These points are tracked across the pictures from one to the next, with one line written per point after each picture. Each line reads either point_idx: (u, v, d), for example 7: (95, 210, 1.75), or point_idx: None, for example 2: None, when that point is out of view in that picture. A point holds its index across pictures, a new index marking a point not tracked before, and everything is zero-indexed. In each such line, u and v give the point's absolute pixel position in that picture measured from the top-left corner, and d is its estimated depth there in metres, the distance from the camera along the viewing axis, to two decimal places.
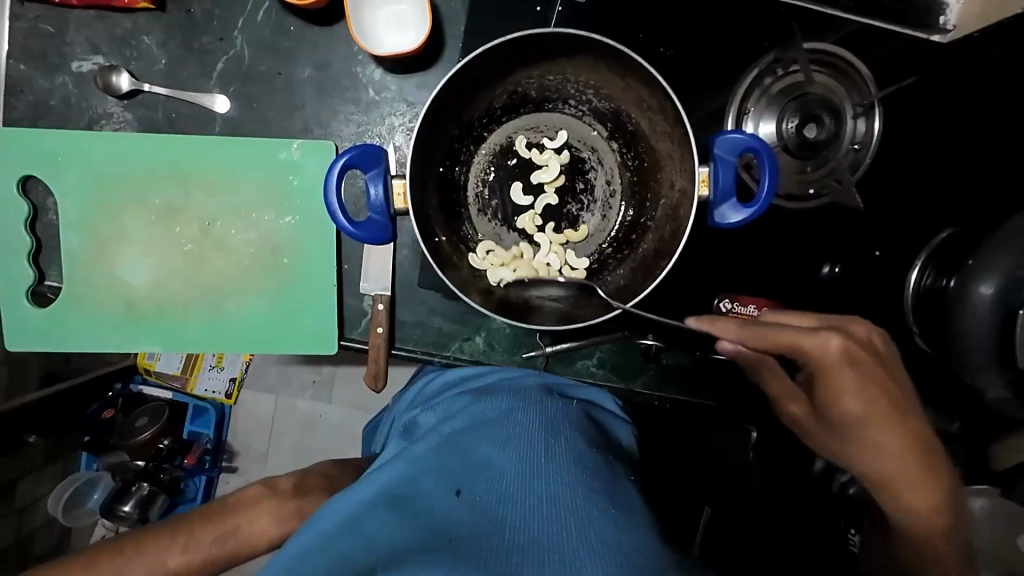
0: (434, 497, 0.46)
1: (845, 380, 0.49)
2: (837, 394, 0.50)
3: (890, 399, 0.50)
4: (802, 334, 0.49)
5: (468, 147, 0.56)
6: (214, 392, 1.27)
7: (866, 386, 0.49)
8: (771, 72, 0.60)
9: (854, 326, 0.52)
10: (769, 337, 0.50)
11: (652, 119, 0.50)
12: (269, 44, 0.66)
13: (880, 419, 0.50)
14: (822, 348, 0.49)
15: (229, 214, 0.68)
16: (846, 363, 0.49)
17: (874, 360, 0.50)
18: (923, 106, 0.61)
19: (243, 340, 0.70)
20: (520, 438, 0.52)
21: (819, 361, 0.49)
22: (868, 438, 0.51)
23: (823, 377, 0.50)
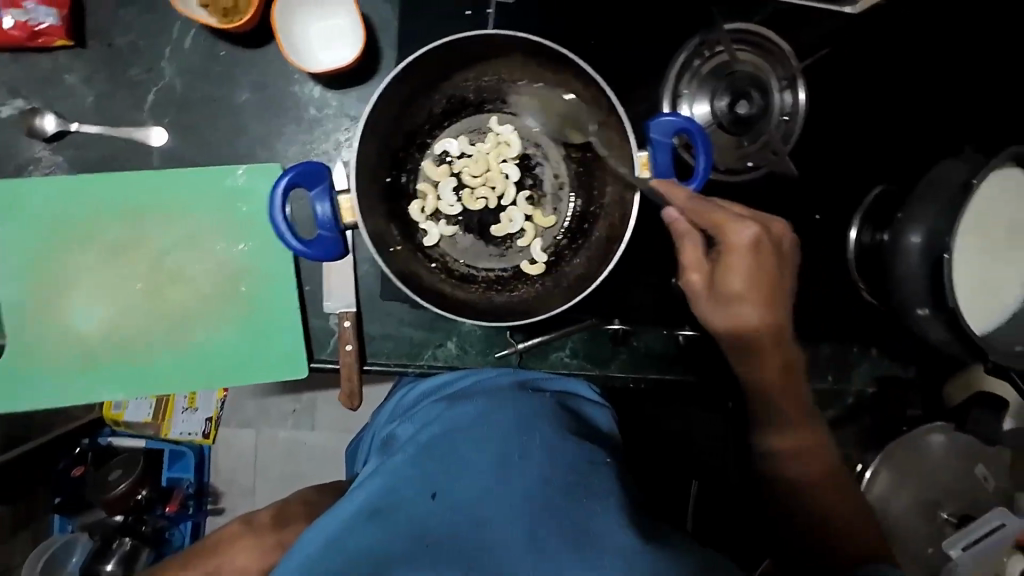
0: (414, 506, 0.45)
1: (745, 261, 0.49)
2: (732, 268, 0.49)
3: (775, 283, 0.51)
4: (732, 219, 0.49)
5: (413, 155, 0.56)
6: (190, 434, 1.23)
7: (762, 273, 0.50)
8: (698, 55, 0.62)
9: (774, 223, 0.51)
10: (702, 217, 0.48)
11: (589, 109, 0.51)
12: (200, 71, 0.64)
13: (769, 299, 0.51)
14: (743, 232, 0.48)
15: (181, 246, 0.67)
16: (753, 250, 0.49)
17: (781, 257, 0.50)
18: (841, 74, 0.65)
19: (211, 374, 0.68)
20: (491, 431, 0.51)
21: (730, 248, 0.49)
22: (747, 310, 0.51)
23: (724, 261, 0.49)
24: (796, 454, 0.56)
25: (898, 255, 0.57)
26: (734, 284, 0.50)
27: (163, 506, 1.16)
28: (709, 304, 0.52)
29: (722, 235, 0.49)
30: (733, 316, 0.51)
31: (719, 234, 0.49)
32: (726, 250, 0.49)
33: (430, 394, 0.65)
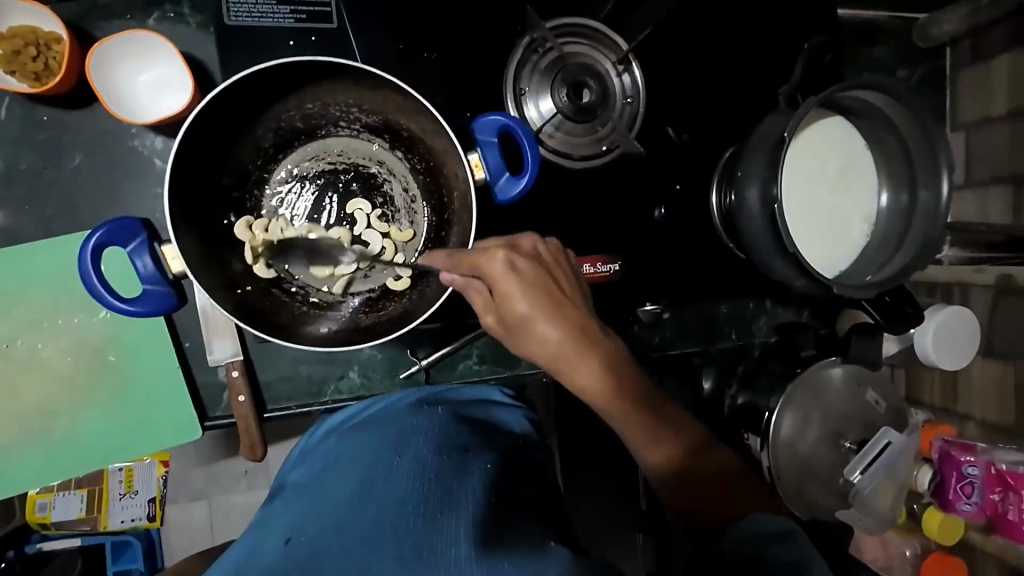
0: (264, 551, 0.44)
1: (511, 286, 0.49)
2: (508, 295, 0.50)
3: (557, 298, 0.51)
4: (475, 255, 0.49)
5: (254, 193, 0.55)
6: (134, 520, 1.15)
7: (532, 285, 0.50)
8: (534, 51, 0.64)
9: (525, 241, 0.53)
10: (457, 266, 0.50)
11: (418, 121, 0.52)
12: (24, 141, 0.61)
13: (553, 310, 0.50)
14: (491, 262, 0.49)
15: (33, 329, 0.62)
16: (510, 271, 0.49)
17: (542, 266, 0.51)
18: (670, 52, 0.69)
19: (90, 458, 0.64)
20: (369, 463, 0.53)
21: (494, 280, 0.50)
22: (543, 329, 0.51)
23: (498, 292, 0.50)
24: (664, 449, 0.52)
25: (744, 211, 0.61)
26: (517, 309, 0.50)
27: None
28: (513, 340, 0.52)
29: (477, 274, 0.50)
30: (536, 341, 0.51)
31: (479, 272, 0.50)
32: (491, 285, 0.50)
33: (320, 434, 0.64)
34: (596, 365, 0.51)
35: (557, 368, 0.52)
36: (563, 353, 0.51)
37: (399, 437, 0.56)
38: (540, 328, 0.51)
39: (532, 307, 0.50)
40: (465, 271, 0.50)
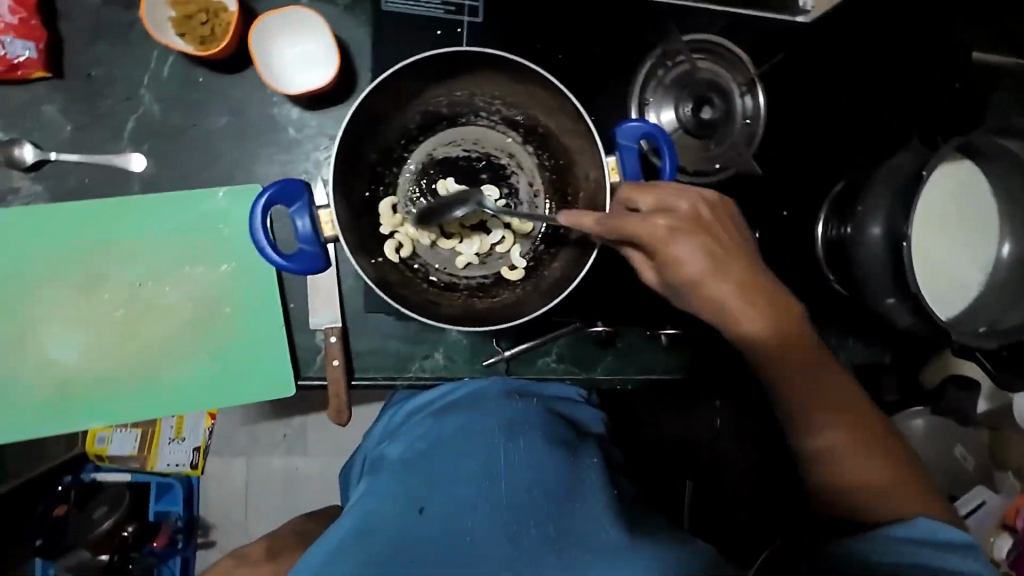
0: (398, 519, 0.49)
1: (677, 245, 0.48)
2: (676, 258, 0.49)
3: (723, 248, 0.50)
4: (634, 220, 0.48)
5: (391, 170, 0.58)
6: (177, 465, 1.22)
7: (702, 249, 0.49)
8: (662, 65, 0.65)
9: (683, 203, 0.50)
10: (611, 228, 0.48)
11: (559, 119, 0.54)
12: (178, 97, 0.65)
13: (717, 271, 0.49)
14: (653, 228, 0.48)
15: (161, 273, 0.66)
16: (671, 236, 0.48)
17: (706, 227, 0.49)
18: (796, 76, 0.68)
19: (195, 400, 0.67)
20: (481, 452, 0.54)
21: (655, 242, 0.49)
22: (712, 287, 0.50)
23: (659, 254, 0.49)
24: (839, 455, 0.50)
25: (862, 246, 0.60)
26: (684, 272, 0.49)
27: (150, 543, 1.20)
28: (674, 295, 0.52)
29: (633, 236, 0.48)
30: (704, 300, 0.50)
31: (640, 235, 0.48)
32: (654, 250, 0.49)
33: (410, 410, 0.65)
34: (775, 324, 0.51)
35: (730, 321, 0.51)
36: (733, 311, 0.50)
37: (506, 428, 0.56)
38: (708, 291, 0.50)
39: (699, 264, 0.49)
40: (625, 235, 0.48)
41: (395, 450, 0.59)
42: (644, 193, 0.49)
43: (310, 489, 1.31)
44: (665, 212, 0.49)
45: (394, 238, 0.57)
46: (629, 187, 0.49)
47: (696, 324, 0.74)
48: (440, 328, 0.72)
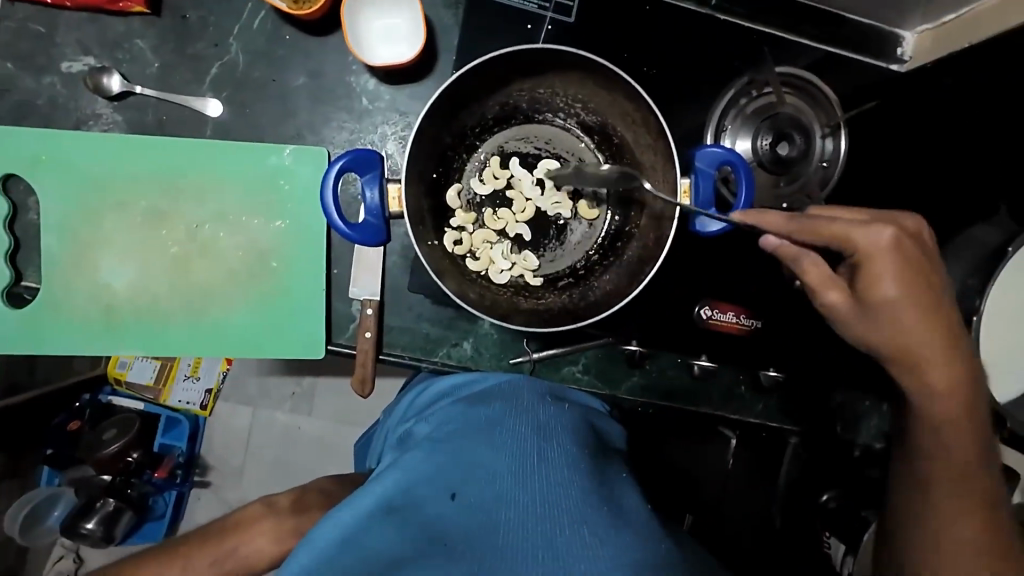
0: (431, 503, 0.47)
1: (889, 263, 0.46)
2: (882, 277, 0.46)
3: (929, 283, 0.47)
4: (854, 227, 0.46)
5: (461, 155, 0.58)
6: (188, 403, 1.29)
7: (910, 271, 0.46)
8: (745, 93, 0.64)
9: (907, 221, 0.50)
10: (821, 234, 0.47)
11: (637, 133, 0.53)
12: (264, 52, 0.67)
13: (922, 301, 0.47)
14: (874, 239, 0.46)
15: (218, 218, 0.68)
16: (896, 250, 0.46)
17: (925, 249, 0.48)
18: (883, 126, 0.66)
19: (229, 346, 0.69)
20: (516, 446, 0.54)
21: (869, 256, 0.46)
22: (903, 316, 0.47)
23: (866, 267, 0.47)
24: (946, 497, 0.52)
25: None
26: (885, 290, 0.46)
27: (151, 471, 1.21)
28: (854, 322, 0.49)
29: (848, 244, 0.47)
30: (890, 326, 0.47)
31: (844, 245, 0.47)
32: (863, 258, 0.47)
33: (436, 398, 0.65)
34: (951, 375, 0.48)
35: (904, 360, 0.49)
36: (918, 351, 0.48)
37: (538, 424, 0.57)
38: (906, 325, 0.47)
39: (905, 286, 0.46)
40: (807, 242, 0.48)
41: (423, 433, 0.59)
42: (840, 208, 0.49)
43: (311, 449, 1.34)
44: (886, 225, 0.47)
45: (459, 231, 0.57)
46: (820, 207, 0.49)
47: (731, 360, 0.73)
48: (473, 318, 0.72)
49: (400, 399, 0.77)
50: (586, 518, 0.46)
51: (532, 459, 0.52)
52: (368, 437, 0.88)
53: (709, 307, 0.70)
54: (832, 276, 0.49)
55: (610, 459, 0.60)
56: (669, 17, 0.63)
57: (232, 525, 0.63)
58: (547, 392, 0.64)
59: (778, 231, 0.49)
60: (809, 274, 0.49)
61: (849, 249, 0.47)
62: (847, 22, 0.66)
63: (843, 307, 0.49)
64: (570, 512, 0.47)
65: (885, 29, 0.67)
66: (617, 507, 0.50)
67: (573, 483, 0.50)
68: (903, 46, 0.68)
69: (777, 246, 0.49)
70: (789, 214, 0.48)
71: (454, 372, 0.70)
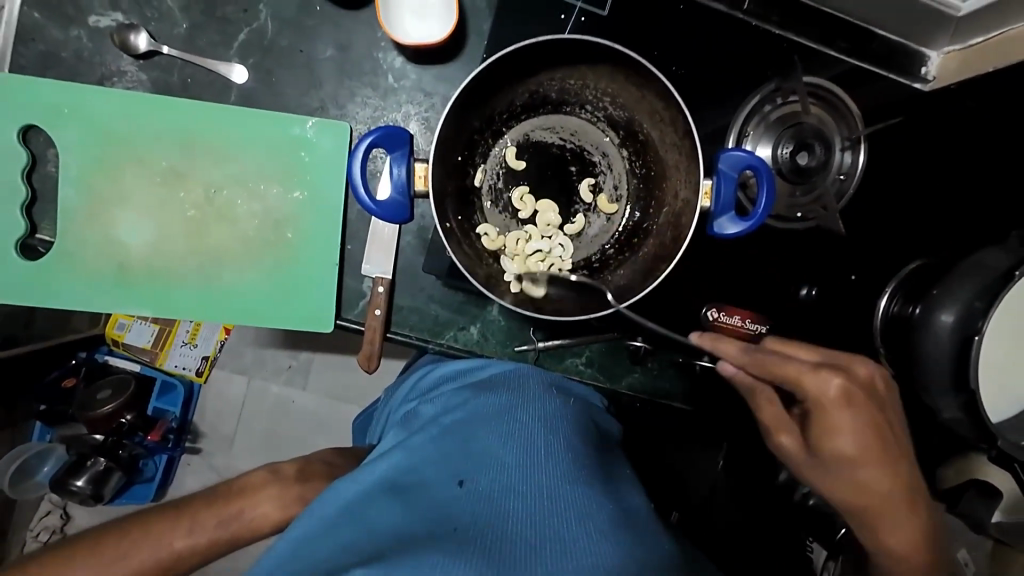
0: (436, 486, 0.48)
1: (833, 409, 0.53)
2: (836, 429, 0.54)
3: (885, 443, 0.54)
4: (806, 372, 0.54)
5: (485, 140, 0.58)
6: (184, 368, 1.31)
7: (864, 424, 0.53)
8: (771, 100, 0.64)
9: (861, 366, 0.56)
10: (764, 368, 0.56)
11: (663, 130, 0.54)
12: (294, 21, 0.66)
13: (879, 457, 0.54)
14: (822, 387, 0.53)
15: (237, 184, 0.68)
16: (843, 401, 0.53)
17: (874, 398, 0.54)
18: (903, 144, 0.67)
19: (239, 313, 0.70)
20: (521, 437, 0.54)
21: (820, 400, 0.54)
22: (864, 471, 0.54)
23: (819, 412, 0.54)
24: None
25: (927, 331, 0.58)
26: (841, 446, 0.54)
27: (143, 434, 1.21)
28: (812, 472, 0.56)
29: (801, 388, 0.54)
30: (850, 485, 0.55)
31: (796, 386, 0.55)
32: (816, 405, 0.54)
33: (441, 381, 0.66)
34: (909, 520, 0.55)
35: (863, 510, 0.56)
36: (874, 504, 0.55)
37: (545, 418, 0.58)
38: (862, 470, 0.54)
39: (857, 448, 0.53)
40: (765, 374, 0.56)
41: (429, 416, 0.60)
42: (798, 346, 0.57)
43: (306, 423, 1.36)
44: (836, 371, 0.54)
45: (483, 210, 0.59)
46: (778, 341, 0.58)
47: None
48: (482, 304, 0.73)
49: (403, 378, 0.78)
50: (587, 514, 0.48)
51: (537, 451, 0.53)
52: (368, 414, 0.89)
53: (715, 307, 0.65)
54: (785, 419, 0.57)
55: (611, 457, 0.61)
56: (700, 19, 0.64)
57: (230, 491, 0.62)
58: (555, 386, 0.65)
59: (734, 360, 0.59)
60: (767, 412, 0.58)
61: (803, 393, 0.55)
62: (877, 37, 0.67)
63: (792, 448, 0.57)
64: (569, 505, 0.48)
65: (914, 47, 0.68)
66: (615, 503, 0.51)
67: (576, 479, 0.51)
68: (929, 65, 0.69)
69: (733, 373, 0.59)
70: (745, 346, 0.58)
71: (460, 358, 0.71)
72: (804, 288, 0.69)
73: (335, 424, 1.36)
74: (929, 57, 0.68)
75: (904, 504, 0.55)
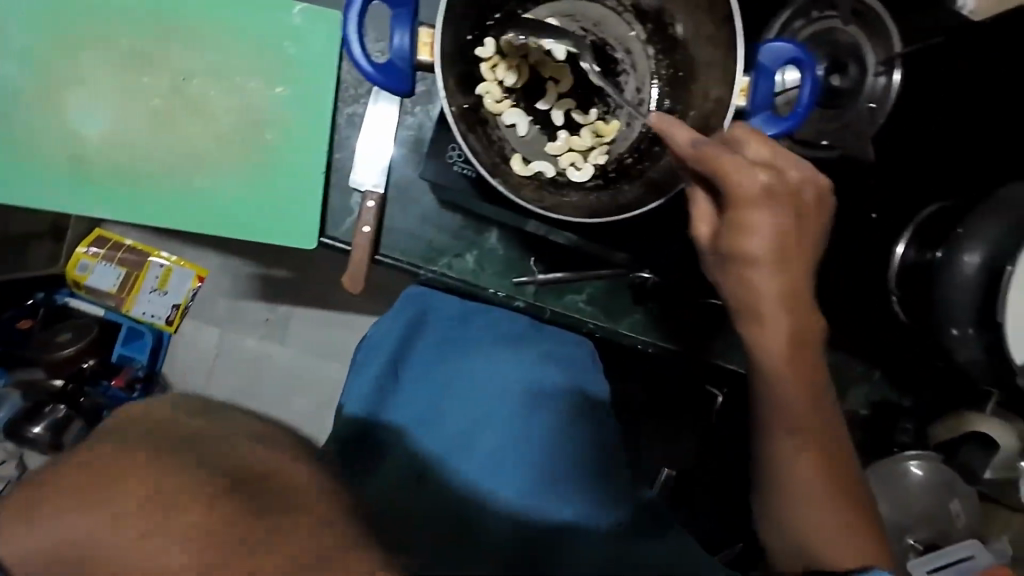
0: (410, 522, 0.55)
1: (758, 212, 0.44)
2: (748, 228, 0.44)
3: (795, 245, 0.46)
4: (737, 165, 0.42)
5: (500, 23, 0.52)
6: (153, 316, 1.25)
7: (777, 227, 0.45)
8: (802, 15, 0.58)
9: (794, 171, 0.45)
10: (706, 164, 0.43)
11: (696, 21, 0.48)
12: None
13: (781, 263, 0.46)
14: (750, 182, 0.43)
15: (211, 73, 0.61)
16: (767, 197, 0.43)
17: (799, 208, 0.45)
18: (941, 75, 0.62)
19: (204, 219, 0.62)
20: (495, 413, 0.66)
21: (739, 199, 0.43)
22: (756, 273, 0.46)
23: (736, 213, 0.44)
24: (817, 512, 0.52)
25: (949, 270, 0.56)
26: (750, 237, 0.44)
27: (107, 381, 1.20)
28: (718, 266, 0.48)
29: (724, 183, 0.43)
30: (745, 288, 0.47)
31: (723, 182, 0.43)
32: (733, 202, 0.44)
33: (404, 345, 0.69)
34: (789, 334, 0.49)
35: (749, 319, 0.49)
36: (768, 317, 0.48)
37: (515, 393, 0.67)
38: (756, 284, 0.47)
39: (767, 247, 0.45)
40: (707, 175, 0.44)
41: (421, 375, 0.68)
42: (756, 139, 0.44)
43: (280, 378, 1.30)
44: (768, 168, 0.43)
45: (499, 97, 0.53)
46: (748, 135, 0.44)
47: None
48: (480, 230, 0.67)
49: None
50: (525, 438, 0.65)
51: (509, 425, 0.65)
52: None
53: None
54: (709, 211, 0.47)
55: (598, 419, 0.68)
56: None
57: None
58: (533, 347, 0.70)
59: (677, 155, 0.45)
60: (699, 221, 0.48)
61: (726, 189, 0.44)
62: None
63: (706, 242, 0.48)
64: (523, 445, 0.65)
65: None
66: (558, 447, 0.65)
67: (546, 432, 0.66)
68: None
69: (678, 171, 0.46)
70: (697, 136, 0.43)
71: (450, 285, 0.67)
72: None
73: (314, 378, 1.29)
74: None
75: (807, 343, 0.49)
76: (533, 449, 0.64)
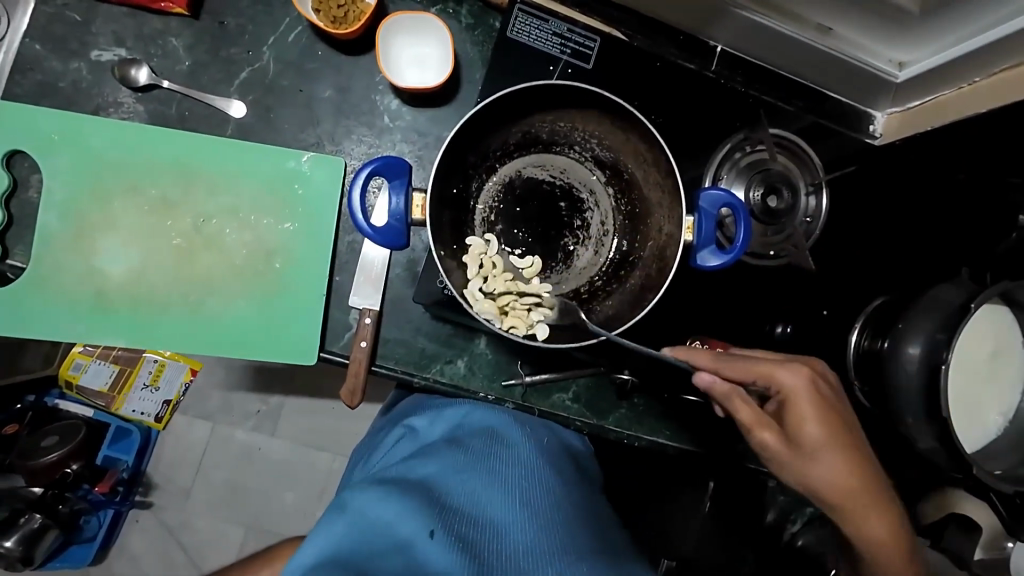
0: (413, 529, 0.48)
1: (808, 405, 0.56)
2: (807, 418, 0.56)
3: (842, 421, 0.57)
4: (776, 365, 0.58)
5: (480, 174, 0.64)
6: (142, 414, 1.25)
7: (828, 413, 0.56)
8: (740, 149, 0.70)
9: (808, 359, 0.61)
10: (742, 370, 0.57)
11: (646, 170, 0.61)
12: (295, 63, 0.69)
13: (842, 443, 0.56)
14: (794, 377, 0.57)
15: (228, 214, 0.68)
16: (813, 389, 0.57)
17: (830, 390, 0.58)
18: (861, 190, 0.72)
19: (213, 342, 0.68)
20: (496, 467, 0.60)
21: (794, 392, 0.57)
22: (834, 457, 0.56)
23: (793, 403, 0.57)
24: None
25: (896, 361, 0.61)
26: (811, 431, 0.56)
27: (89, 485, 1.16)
28: (792, 465, 0.56)
29: (777, 381, 0.57)
30: (829, 471, 0.56)
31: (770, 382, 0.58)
32: (787, 395, 0.57)
33: (408, 431, 0.68)
34: (860, 462, 0.57)
35: (836, 500, 0.57)
36: (848, 500, 0.56)
37: (512, 453, 0.64)
38: (847, 480, 0.56)
39: (826, 431, 0.56)
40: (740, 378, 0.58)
41: (422, 439, 0.66)
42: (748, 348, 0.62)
43: (265, 471, 1.28)
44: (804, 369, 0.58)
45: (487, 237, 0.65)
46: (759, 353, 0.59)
47: None
48: (469, 336, 0.72)
49: (369, 440, 0.80)
50: (533, 501, 0.57)
51: (513, 473, 0.60)
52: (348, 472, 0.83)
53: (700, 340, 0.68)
54: (761, 415, 0.57)
55: (586, 495, 0.65)
56: (677, 74, 0.70)
57: None
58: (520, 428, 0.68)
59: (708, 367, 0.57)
60: (742, 413, 0.56)
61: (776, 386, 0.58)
62: (830, 99, 0.77)
63: (776, 446, 0.56)
64: (540, 519, 0.55)
65: (861, 109, 0.77)
66: (565, 506, 0.60)
67: (548, 481, 0.62)
68: (876, 123, 0.77)
69: (711, 382, 0.56)
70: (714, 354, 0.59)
71: (453, 404, 0.70)
72: (779, 326, 0.71)
73: (300, 471, 1.29)
74: (874, 116, 0.77)
75: (875, 480, 0.57)
76: (552, 500, 0.59)
